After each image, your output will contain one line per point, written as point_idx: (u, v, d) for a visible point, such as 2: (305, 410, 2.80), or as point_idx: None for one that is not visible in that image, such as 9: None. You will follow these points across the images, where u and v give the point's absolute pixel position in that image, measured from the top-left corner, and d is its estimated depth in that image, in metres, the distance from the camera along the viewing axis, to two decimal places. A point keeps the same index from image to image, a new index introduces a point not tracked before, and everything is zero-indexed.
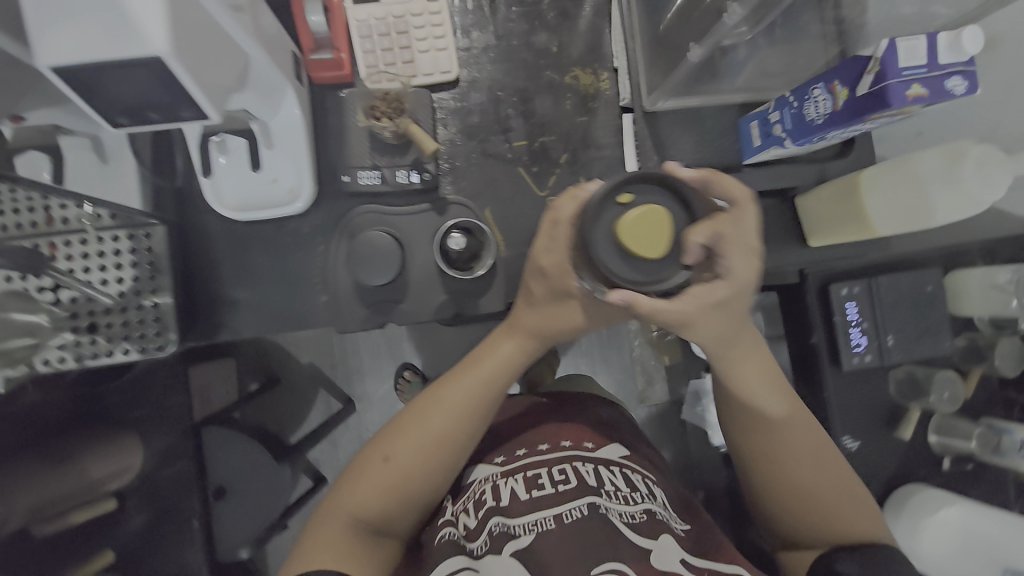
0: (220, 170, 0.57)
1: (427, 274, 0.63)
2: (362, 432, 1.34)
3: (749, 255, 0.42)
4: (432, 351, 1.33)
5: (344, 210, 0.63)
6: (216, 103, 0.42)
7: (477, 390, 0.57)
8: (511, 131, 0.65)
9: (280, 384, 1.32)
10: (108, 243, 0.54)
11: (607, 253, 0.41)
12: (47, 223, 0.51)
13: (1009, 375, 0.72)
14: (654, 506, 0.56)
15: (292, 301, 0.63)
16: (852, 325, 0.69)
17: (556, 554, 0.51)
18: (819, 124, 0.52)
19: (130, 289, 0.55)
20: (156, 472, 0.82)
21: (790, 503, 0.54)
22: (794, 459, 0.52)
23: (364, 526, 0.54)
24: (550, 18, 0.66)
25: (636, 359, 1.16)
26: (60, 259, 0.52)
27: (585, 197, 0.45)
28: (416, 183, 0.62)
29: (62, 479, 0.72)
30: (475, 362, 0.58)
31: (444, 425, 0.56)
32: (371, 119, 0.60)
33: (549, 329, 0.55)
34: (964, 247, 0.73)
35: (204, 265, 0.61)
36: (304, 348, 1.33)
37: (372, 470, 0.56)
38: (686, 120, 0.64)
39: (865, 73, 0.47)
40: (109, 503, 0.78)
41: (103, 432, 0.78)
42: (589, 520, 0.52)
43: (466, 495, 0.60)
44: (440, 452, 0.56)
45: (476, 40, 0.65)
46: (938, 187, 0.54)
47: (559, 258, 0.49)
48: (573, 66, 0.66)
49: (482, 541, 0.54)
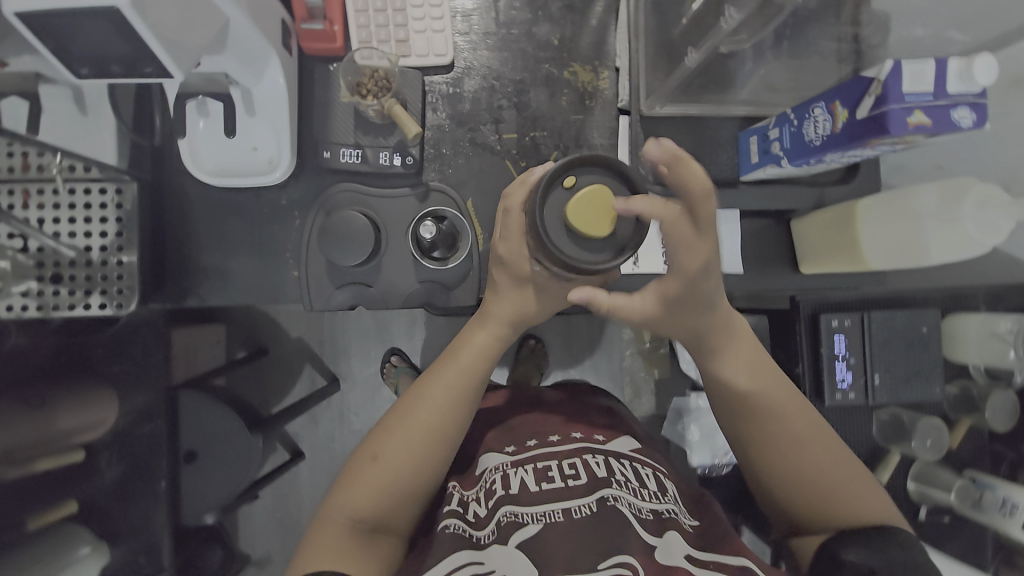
0: (197, 133, 0.57)
1: (400, 260, 0.61)
2: (342, 411, 1.34)
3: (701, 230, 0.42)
4: (419, 339, 1.32)
5: (324, 185, 0.62)
6: (180, 62, 0.41)
7: (461, 380, 0.54)
8: (502, 122, 0.63)
9: (267, 355, 1.32)
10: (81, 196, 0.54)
11: (557, 240, 0.45)
12: (24, 170, 0.52)
13: (999, 429, 0.68)
14: (665, 505, 0.54)
15: (263, 273, 0.62)
16: (838, 359, 0.66)
17: (562, 545, 0.48)
18: (817, 146, 0.50)
19: (98, 245, 0.55)
20: (129, 428, 0.83)
21: (803, 489, 0.49)
22: (782, 432, 0.49)
23: (366, 524, 0.51)
24: (555, 10, 0.64)
25: (623, 370, 1.13)
26: (33, 207, 0.53)
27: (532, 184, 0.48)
28: (398, 166, 0.61)
29: (31, 425, 0.70)
30: (457, 350, 0.56)
31: (428, 417, 0.53)
32: (358, 97, 0.59)
33: (522, 316, 0.54)
34: (969, 290, 0.69)
35: (178, 227, 0.61)
36: (293, 322, 1.33)
37: (361, 471, 0.53)
38: (684, 129, 0.62)
39: (866, 95, 0.44)
40: (77, 455, 0.76)
41: (80, 385, 0.76)
42: (597, 515, 0.50)
43: (477, 485, 0.59)
44: (428, 448, 0.53)
45: (475, 25, 0.63)
46: (933, 223, 0.51)
47: (517, 248, 0.50)
48: (574, 62, 0.64)
49: (489, 530, 0.52)
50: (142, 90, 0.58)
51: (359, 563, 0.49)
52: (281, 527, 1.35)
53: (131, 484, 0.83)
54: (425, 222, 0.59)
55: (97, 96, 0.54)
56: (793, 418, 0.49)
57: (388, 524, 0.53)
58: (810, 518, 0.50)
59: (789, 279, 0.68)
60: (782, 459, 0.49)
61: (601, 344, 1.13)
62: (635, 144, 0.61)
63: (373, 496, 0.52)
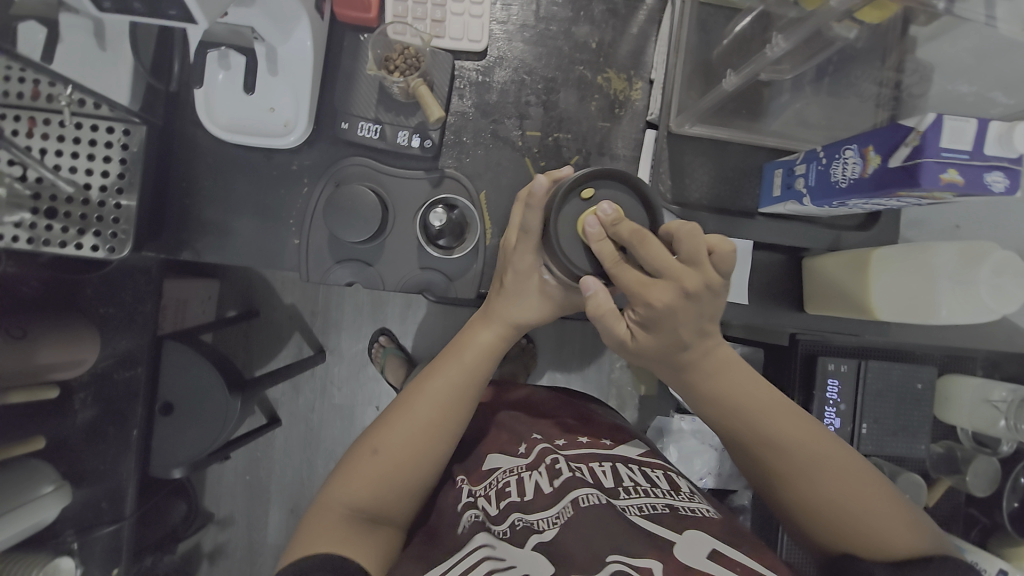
0: (217, 84, 0.55)
1: (405, 243, 0.60)
2: (325, 384, 1.34)
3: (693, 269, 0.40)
4: (411, 322, 1.32)
5: (338, 156, 0.61)
6: (207, 10, 0.39)
7: (462, 375, 0.54)
8: (528, 118, 0.62)
9: (258, 318, 1.31)
10: (86, 131, 0.53)
11: (567, 248, 0.44)
12: (33, 98, 0.52)
13: (977, 494, 0.68)
14: (677, 501, 0.53)
15: (262, 237, 0.61)
16: (829, 404, 0.65)
17: (577, 544, 0.47)
18: (842, 188, 0.49)
19: (97, 184, 0.54)
20: (112, 373, 0.80)
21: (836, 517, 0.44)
22: (804, 460, 0.45)
23: (363, 514, 0.50)
24: (597, 12, 0.63)
25: (611, 382, 1.13)
26: (35, 137, 0.52)
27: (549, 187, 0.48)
28: (415, 147, 0.60)
29: (7, 356, 0.70)
30: (457, 345, 0.56)
31: (427, 408, 0.53)
32: (384, 72, 0.57)
33: (530, 317, 0.53)
34: (969, 353, 0.69)
35: (183, 178, 0.60)
36: (288, 288, 1.32)
37: (360, 462, 0.52)
38: (710, 152, 0.61)
39: (903, 145, 0.43)
40: (51, 393, 0.75)
41: (64, 323, 0.74)
42: (607, 510, 0.49)
43: (487, 482, 0.59)
44: (427, 438, 0.52)
45: (514, 16, 0.62)
46: (948, 283, 0.50)
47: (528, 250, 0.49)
48: (609, 68, 0.63)
49: (505, 528, 0.52)
50: (164, 32, 0.56)
51: (358, 551, 0.47)
52: (248, 490, 1.34)
53: (103, 429, 0.80)
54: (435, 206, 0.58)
55: (118, 31, 0.52)
56: (800, 441, 0.46)
57: (389, 515, 0.51)
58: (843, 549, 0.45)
59: (796, 316, 0.67)
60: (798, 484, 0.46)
61: (592, 354, 1.13)
62: (659, 160, 0.60)
63: (372, 486, 0.51)
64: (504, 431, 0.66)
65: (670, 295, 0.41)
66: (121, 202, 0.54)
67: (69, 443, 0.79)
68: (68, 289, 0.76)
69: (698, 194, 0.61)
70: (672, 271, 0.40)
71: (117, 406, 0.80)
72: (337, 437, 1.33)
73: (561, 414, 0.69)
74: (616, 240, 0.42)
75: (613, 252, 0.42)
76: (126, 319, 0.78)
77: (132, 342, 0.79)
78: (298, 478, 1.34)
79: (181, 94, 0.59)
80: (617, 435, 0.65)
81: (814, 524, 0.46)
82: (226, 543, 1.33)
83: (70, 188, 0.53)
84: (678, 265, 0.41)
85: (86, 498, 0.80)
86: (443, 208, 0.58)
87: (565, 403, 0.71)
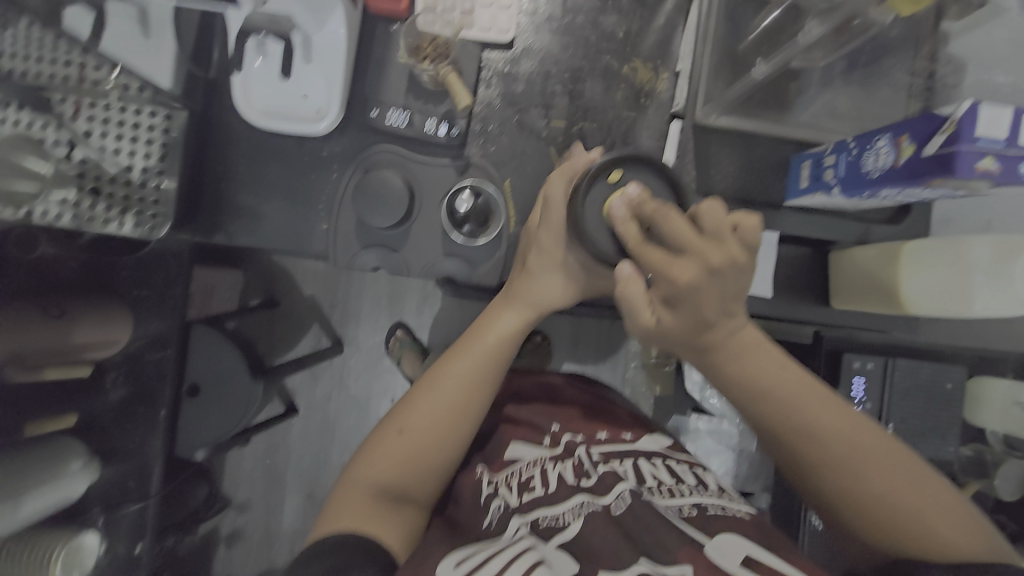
0: (254, 71, 0.57)
1: (430, 228, 0.61)
2: (343, 374, 1.36)
3: (718, 243, 0.40)
4: (428, 314, 1.33)
5: (367, 143, 0.62)
6: None
7: (485, 360, 0.54)
8: (553, 108, 0.62)
9: (280, 307, 1.33)
10: (132, 115, 0.55)
11: (596, 231, 0.45)
12: (79, 80, 0.53)
13: (1006, 498, 0.66)
14: (703, 500, 0.53)
15: (292, 221, 0.62)
16: (854, 402, 0.64)
17: (604, 543, 0.47)
18: (873, 179, 0.48)
19: (140, 166, 0.56)
20: (142, 353, 0.84)
21: (866, 498, 0.44)
22: (834, 442, 0.45)
23: (389, 493, 0.51)
24: (624, 2, 0.63)
25: (627, 379, 1.13)
26: (81, 119, 0.54)
27: (577, 168, 0.48)
28: (443, 135, 0.61)
29: (49, 334, 0.71)
30: (480, 329, 0.56)
31: (451, 391, 0.53)
32: (414, 60, 0.59)
33: (553, 299, 0.54)
34: (1000, 354, 0.67)
35: (219, 162, 0.62)
36: (309, 279, 1.34)
37: (385, 443, 0.53)
38: (735, 141, 0.60)
39: (938, 133, 0.43)
40: (81, 371, 0.77)
41: (101, 303, 0.78)
42: (636, 509, 0.49)
43: (508, 471, 0.59)
44: (450, 421, 0.53)
45: (541, 6, 0.63)
46: (982, 277, 0.50)
47: (557, 236, 0.50)
48: (635, 59, 0.63)
49: (526, 523, 0.51)
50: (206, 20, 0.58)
51: (385, 530, 0.48)
52: (266, 476, 1.37)
53: (133, 409, 0.84)
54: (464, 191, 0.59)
55: (162, 18, 0.54)
56: (840, 435, 0.45)
57: (414, 495, 0.53)
58: (881, 526, 0.44)
59: (819, 311, 0.66)
60: (830, 466, 0.45)
61: (607, 350, 1.13)
62: (684, 151, 0.60)
63: (397, 466, 0.52)
64: (523, 422, 0.66)
65: (693, 272, 0.40)
66: (162, 183, 0.57)
67: (99, 421, 0.81)
68: (102, 271, 0.80)
69: (723, 185, 0.61)
70: (695, 248, 0.40)
71: (148, 387, 0.84)
72: (354, 426, 1.35)
73: (578, 404, 0.70)
74: (640, 221, 0.43)
75: (636, 231, 0.43)
76: (159, 300, 0.83)
77: (164, 325, 0.84)
78: (314, 465, 1.37)
79: (219, 80, 0.61)
80: (635, 427, 0.66)
81: (850, 512, 0.46)
82: (243, 527, 1.36)
83: (117, 169, 0.55)
84: (701, 241, 0.40)
85: (115, 473, 0.83)
86: (469, 194, 0.60)
87: (583, 394, 0.72)
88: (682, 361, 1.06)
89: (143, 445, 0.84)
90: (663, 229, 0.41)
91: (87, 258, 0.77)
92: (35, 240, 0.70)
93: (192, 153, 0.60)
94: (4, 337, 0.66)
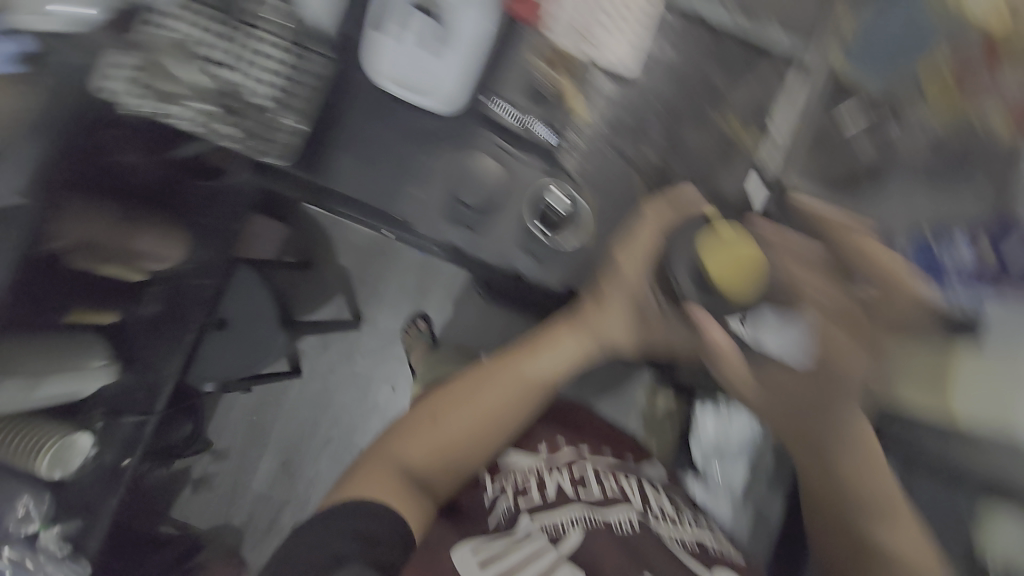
0: (394, 38, 0.59)
1: (512, 222, 0.63)
2: (353, 350, 1.37)
3: (754, 281, 0.53)
4: (449, 312, 1.36)
5: (472, 129, 0.65)
6: None
7: (531, 379, 0.66)
8: (650, 141, 0.66)
9: (312, 270, 1.35)
10: (276, 49, 0.59)
11: (681, 257, 0.56)
12: (241, 9, 0.57)
13: None
14: (701, 539, 0.59)
15: (386, 184, 0.65)
16: None
17: (606, 555, 0.52)
18: (956, 273, 0.53)
19: (271, 96, 0.60)
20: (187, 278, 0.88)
21: (861, 505, 0.57)
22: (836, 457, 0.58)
23: (416, 483, 0.58)
24: (740, 60, 0.66)
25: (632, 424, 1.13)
26: (234, 40, 0.58)
27: (676, 208, 0.58)
28: (547, 141, 0.64)
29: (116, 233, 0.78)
30: (539, 344, 0.67)
31: (509, 387, 0.65)
32: (538, 64, 0.63)
33: (604, 331, 0.65)
34: None
35: (332, 111, 0.64)
36: (346, 250, 1.36)
37: (440, 417, 0.62)
38: (813, 213, 0.63)
39: (1012, 234, 0.51)
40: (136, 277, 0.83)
41: (168, 218, 0.84)
42: (639, 535, 0.55)
43: (506, 478, 0.64)
44: (497, 413, 0.64)
45: (661, 45, 0.66)
46: None
47: (637, 261, 0.59)
48: (737, 115, 0.66)
49: (531, 524, 0.56)
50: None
51: (410, 505, 0.55)
52: (251, 431, 1.37)
53: (162, 325, 0.88)
54: (561, 194, 0.61)
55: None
56: (847, 458, 0.58)
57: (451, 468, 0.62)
58: (863, 531, 0.58)
59: None
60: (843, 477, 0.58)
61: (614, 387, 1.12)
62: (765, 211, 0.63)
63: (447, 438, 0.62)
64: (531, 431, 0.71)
65: (740, 297, 0.54)
66: (288, 120, 0.61)
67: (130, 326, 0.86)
68: (175, 189, 0.83)
69: None
70: (726, 288, 0.53)
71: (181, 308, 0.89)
72: (351, 403, 1.36)
73: (590, 426, 0.75)
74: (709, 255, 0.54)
75: (709, 259, 0.54)
76: (211, 231, 0.87)
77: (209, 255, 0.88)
78: (298, 430, 1.37)
79: (351, 35, 0.64)
80: (638, 454, 0.72)
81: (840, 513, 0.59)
82: (215, 474, 1.36)
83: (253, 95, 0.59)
84: (732, 285, 0.53)
85: (130, 381, 0.85)
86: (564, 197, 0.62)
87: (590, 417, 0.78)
88: (693, 418, 1.06)
89: (159, 363, 0.88)
90: (719, 268, 0.53)
91: (166, 176, 0.81)
92: (126, 148, 0.72)
93: (323, 93, 0.63)
94: (78, 225, 0.71)
